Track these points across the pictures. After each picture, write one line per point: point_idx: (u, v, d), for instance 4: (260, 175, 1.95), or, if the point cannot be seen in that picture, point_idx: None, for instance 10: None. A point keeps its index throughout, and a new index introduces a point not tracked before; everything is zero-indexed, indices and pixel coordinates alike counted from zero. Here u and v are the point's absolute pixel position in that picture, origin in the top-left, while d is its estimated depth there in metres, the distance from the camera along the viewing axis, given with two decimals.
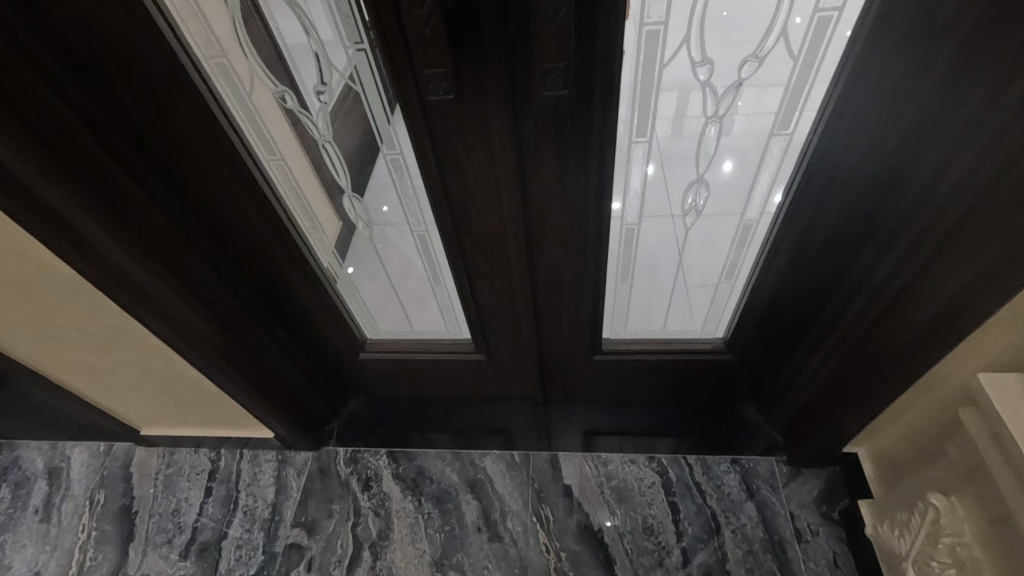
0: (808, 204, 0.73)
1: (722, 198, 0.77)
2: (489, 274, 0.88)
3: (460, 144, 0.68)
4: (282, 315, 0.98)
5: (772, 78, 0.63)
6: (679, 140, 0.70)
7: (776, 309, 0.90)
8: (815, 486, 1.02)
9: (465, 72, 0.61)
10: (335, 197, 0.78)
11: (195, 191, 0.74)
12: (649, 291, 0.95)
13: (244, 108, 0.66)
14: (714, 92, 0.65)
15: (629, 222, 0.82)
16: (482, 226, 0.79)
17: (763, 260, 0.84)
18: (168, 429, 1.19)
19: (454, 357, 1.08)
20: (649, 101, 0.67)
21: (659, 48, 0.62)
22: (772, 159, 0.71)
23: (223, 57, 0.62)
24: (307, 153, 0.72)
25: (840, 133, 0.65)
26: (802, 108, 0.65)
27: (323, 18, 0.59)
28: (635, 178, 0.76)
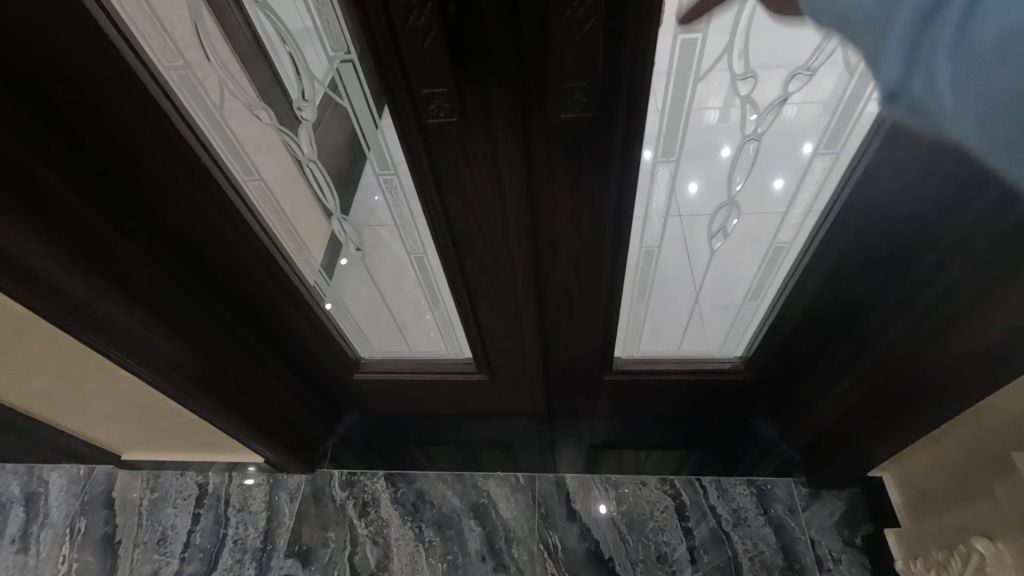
0: (845, 228, 0.68)
1: (758, 217, 0.73)
2: (493, 297, 0.81)
3: (462, 166, 0.60)
4: (269, 342, 0.91)
5: (821, 93, 0.57)
6: (708, 160, 0.67)
7: (800, 332, 0.85)
8: (835, 509, 0.97)
9: (472, 91, 0.53)
10: (321, 217, 0.72)
11: (163, 215, 0.65)
12: (664, 309, 0.90)
13: (214, 125, 0.58)
14: (754, 108, 0.60)
15: (648, 245, 0.78)
16: (487, 249, 0.72)
17: (794, 283, 0.79)
18: (151, 453, 1.12)
19: (455, 377, 1.02)
20: (680, 122, 0.62)
21: (694, 56, 0.56)
22: (813, 179, 0.67)
23: (186, 66, 0.52)
24: (285, 168, 0.65)
25: (893, 158, 0.58)
26: (854, 124, 0.59)
27: (302, 25, 0.51)
28: (657, 199, 0.71)
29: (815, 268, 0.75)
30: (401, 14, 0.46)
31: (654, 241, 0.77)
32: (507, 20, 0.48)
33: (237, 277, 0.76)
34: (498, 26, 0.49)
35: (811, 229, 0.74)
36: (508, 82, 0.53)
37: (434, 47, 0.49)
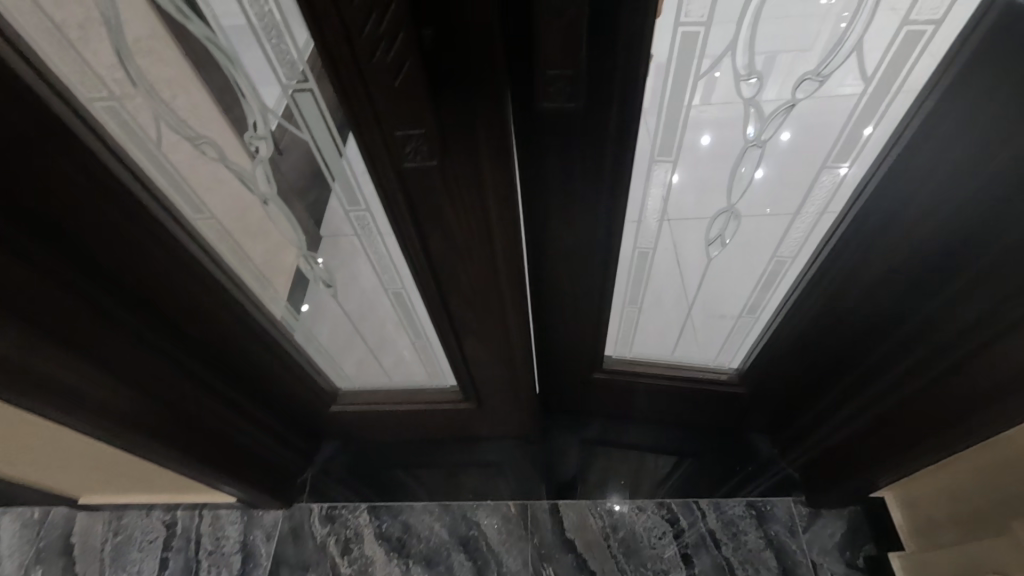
0: (852, 245, 0.65)
1: (760, 227, 0.69)
2: (479, 332, 0.75)
3: (446, 209, 0.54)
4: (243, 383, 0.83)
5: (833, 102, 0.54)
6: (707, 165, 0.63)
7: (801, 347, 0.81)
8: (837, 530, 0.94)
9: (451, 126, 0.47)
10: (285, 250, 0.65)
11: (109, 269, 0.56)
12: (656, 316, 0.86)
13: (153, 160, 0.50)
14: (760, 113, 0.56)
15: (642, 245, 0.74)
16: (471, 285, 0.66)
17: (801, 297, 0.75)
18: (111, 496, 1.04)
19: (440, 405, 0.97)
20: (678, 121, 0.59)
21: (695, 52, 0.52)
22: (821, 192, 0.63)
23: (114, 98, 0.44)
24: (242, 202, 0.57)
25: (911, 173, 0.56)
26: (870, 133, 0.56)
27: (252, 56, 0.44)
28: (653, 199, 0.67)
29: (824, 282, 0.71)
30: (367, 49, 0.39)
31: (648, 244, 0.73)
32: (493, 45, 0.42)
33: (204, 323, 0.69)
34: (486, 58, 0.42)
35: (818, 244, 0.70)
36: (490, 111, 0.46)
37: (410, 84, 0.42)
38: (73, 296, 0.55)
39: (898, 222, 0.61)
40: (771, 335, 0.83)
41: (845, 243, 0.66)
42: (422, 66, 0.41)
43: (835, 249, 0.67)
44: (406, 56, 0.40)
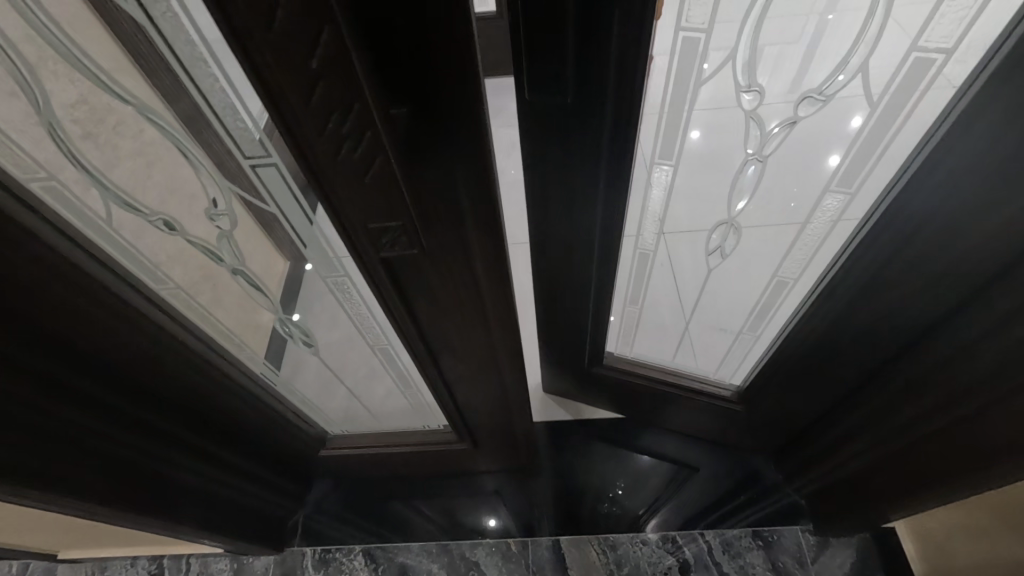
0: (857, 279, 0.64)
1: (757, 245, 0.70)
2: (471, 382, 0.71)
3: (433, 281, 0.51)
4: (230, 441, 0.79)
5: (834, 123, 0.53)
6: (709, 169, 0.65)
7: (807, 371, 0.79)
8: (846, 560, 0.92)
9: (421, 202, 0.42)
10: (258, 313, 0.62)
11: (71, 349, 0.51)
12: (655, 313, 0.91)
13: (105, 237, 0.45)
14: (760, 128, 0.56)
15: (642, 247, 0.78)
16: (461, 343, 0.61)
17: (801, 317, 0.74)
18: (92, 548, 0.99)
19: (434, 447, 0.93)
20: (679, 125, 0.60)
21: (696, 58, 0.53)
22: (823, 217, 0.62)
23: (52, 178, 0.39)
24: (209, 271, 0.53)
25: (914, 210, 0.54)
26: (876, 162, 0.55)
27: (206, 138, 0.39)
28: (654, 201, 0.70)
29: (827, 306, 0.69)
30: (333, 136, 0.35)
31: (648, 246, 0.77)
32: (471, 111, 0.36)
33: (180, 387, 0.64)
34: (466, 126, 0.37)
35: (820, 271, 0.69)
36: (475, 179, 0.41)
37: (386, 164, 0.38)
38: (28, 376, 0.50)
39: (900, 257, 0.58)
40: (775, 351, 0.82)
41: (847, 269, 0.64)
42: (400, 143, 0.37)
43: (840, 278, 0.65)
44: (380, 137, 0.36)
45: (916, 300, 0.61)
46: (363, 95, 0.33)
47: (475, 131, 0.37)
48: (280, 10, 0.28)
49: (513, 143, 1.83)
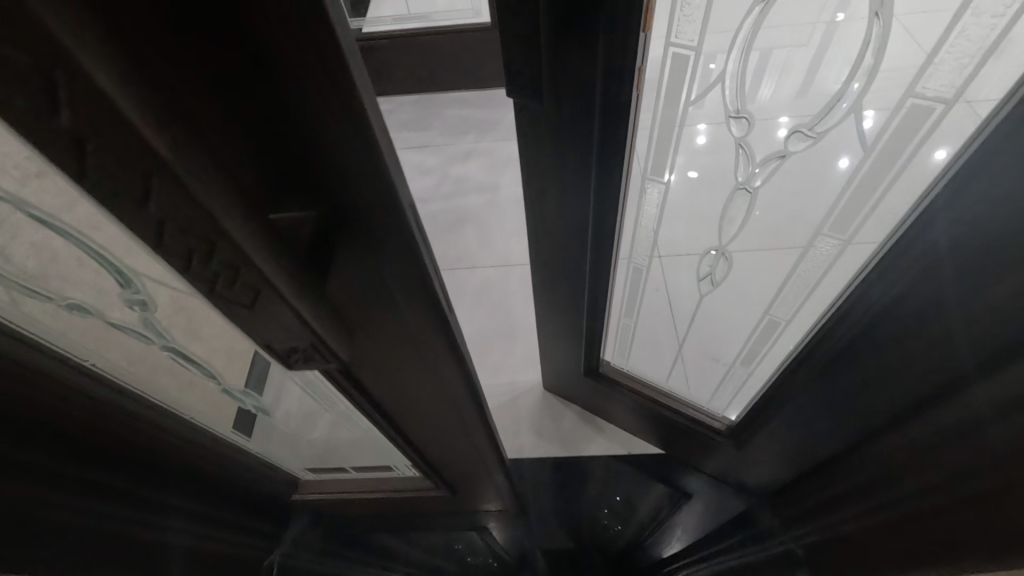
0: (849, 328, 0.62)
1: (749, 267, 0.74)
2: (439, 440, 0.66)
3: (385, 362, 0.46)
4: (206, 491, 0.76)
5: (827, 159, 0.55)
6: (706, 191, 0.69)
7: (804, 408, 0.77)
8: None
9: (359, 278, 0.36)
10: (200, 382, 0.57)
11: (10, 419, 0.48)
12: (652, 319, 0.98)
13: (20, 313, 0.42)
14: (749, 157, 0.60)
15: (636, 262, 0.86)
16: (424, 411, 0.58)
17: (794, 357, 0.74)
18: None
19: (411, 492, 0.90)
20: (670, 146, 0.64)
21: (685, 73, 0.56)
22: (818, 259, 0.63)
23: None
24: (144, 350, 0.49)
25: (906, 266, 0.52)
26: (870, 211, 0.54)
27: (104, 237, 0.33)
28: (647, 216, 0.76)
29: (824, 347, 0.67)
30: (205, 272, 0.28)
31: (642, 259, 0.84)
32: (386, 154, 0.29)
33: (138, 449, 0.60)
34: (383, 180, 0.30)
35: (811, 317, 0.69)
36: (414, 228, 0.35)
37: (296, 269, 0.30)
38: None
39: (901, 301, 0.55)
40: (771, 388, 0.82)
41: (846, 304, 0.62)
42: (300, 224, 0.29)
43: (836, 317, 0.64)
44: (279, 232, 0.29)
45: (920, 349, 0.56)
46: (230, 236, 0.26)
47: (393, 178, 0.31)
48: (89, 157, 0.21)
49: (510, 156, 1.78)
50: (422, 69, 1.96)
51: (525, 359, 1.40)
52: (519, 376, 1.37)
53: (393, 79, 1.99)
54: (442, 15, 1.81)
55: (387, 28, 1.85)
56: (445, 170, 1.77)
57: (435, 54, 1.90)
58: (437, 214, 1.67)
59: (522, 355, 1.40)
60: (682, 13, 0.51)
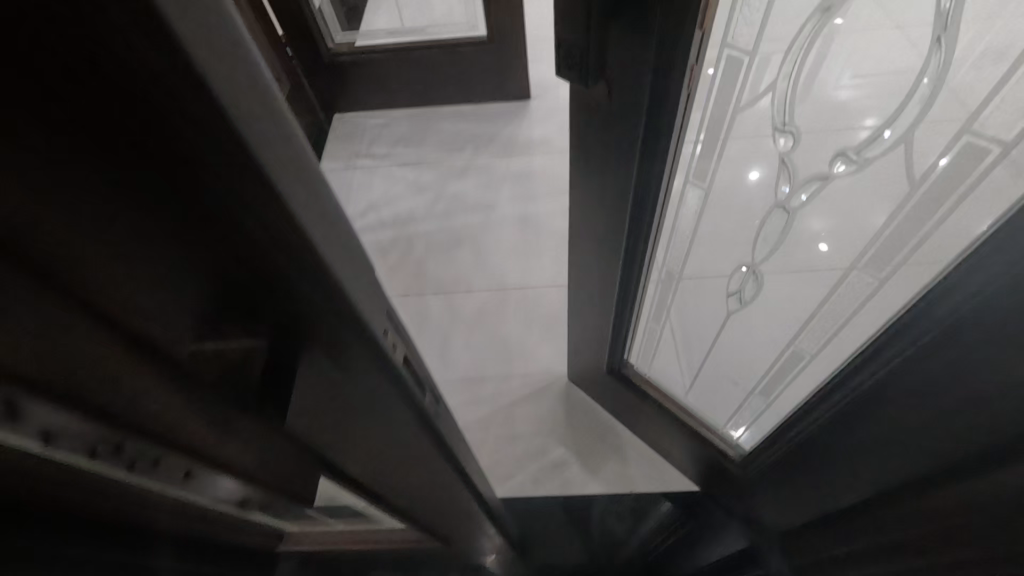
0: (875, 381, 0.59)
1: (777, 291, 0.71)
2: (426, 505, 0.61)
3: (346, 448, 0.42)
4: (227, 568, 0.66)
5: (872, 188, 0.52)
6: (742, 205, 0.68)
7: (827, 451, 0.72)
8: None
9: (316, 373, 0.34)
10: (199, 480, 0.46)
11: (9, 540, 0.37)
12: (680, 327, 0.97)
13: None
14: (790, 174, 0.59)
15: (669, 270, 0.86)
16: (404, 484, 0.53)
17: (815, 392, 0.72)
18: None
19: (402, 544, 0.85)
20: (713, 155, 0.64)
21: (740, 76, 0.55)
22: (851, 294, 0.61)
23: None
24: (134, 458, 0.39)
25: (936, 321, 0.49)
26: (909, 252, 0.52)
27: None
28: (685, 219, 0.75)
29: (841, 391, 0.64)
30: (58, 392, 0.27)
31: (675, 267, 0.84)
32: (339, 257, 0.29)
33: None
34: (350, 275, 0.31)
35: (832, 358, 0.68)
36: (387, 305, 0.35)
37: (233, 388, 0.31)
38: None
39: (934, 353, 0.51)
40: (789, 421, 0.79)
41: (878, 350, 0.57)
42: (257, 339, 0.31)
43: (863, 361, 0.60)
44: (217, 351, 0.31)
45: (955, 409, 0.52)
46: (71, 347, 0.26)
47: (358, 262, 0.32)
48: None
49: (507, 173, 1.75)
50: (419, 85, 1.90)
51: (523, 388, 1.35)
52: (517, 408, 1.32)
53: (388, 97, 1.94)
54: (436, 28, 1.79)
55: (381, 42, 1.81)
56: (441, 187, 1.73)
57: (431, 69, 1.85)
58: (433, 235, 1.62)
59: (520, 385, 1.35)
60: (741, 15, 0.51)
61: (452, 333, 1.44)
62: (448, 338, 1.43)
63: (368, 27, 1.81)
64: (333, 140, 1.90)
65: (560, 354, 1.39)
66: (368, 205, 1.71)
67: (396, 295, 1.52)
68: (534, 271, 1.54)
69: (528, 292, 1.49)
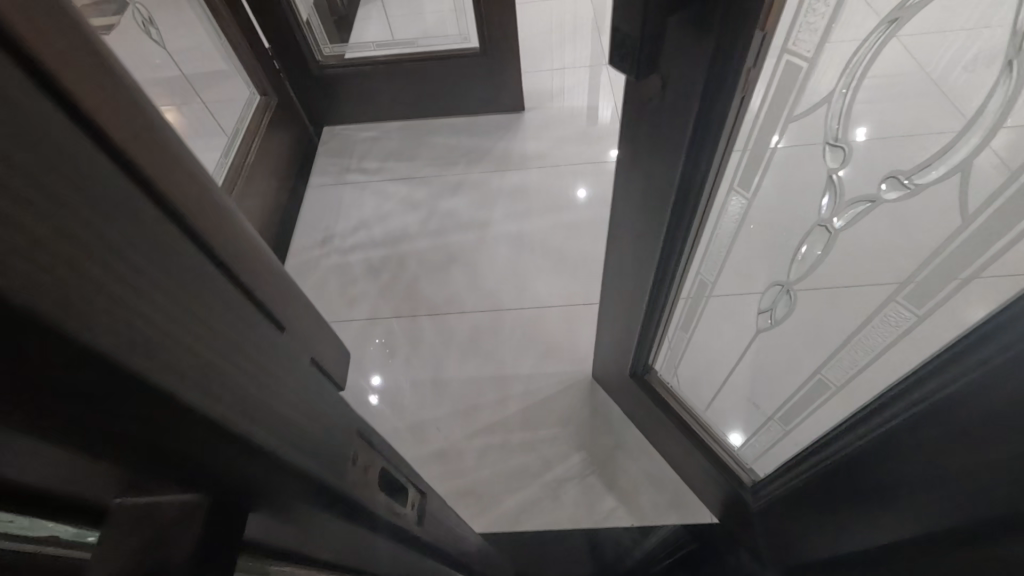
0: (906, 419, 0.55)
1: (812, 314, 0.68)
2: None
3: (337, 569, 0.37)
4: None
5: (920, 218, 0.49)
6: (782, 222, 0.65)
7: (843, 488, 0.69)
8: None
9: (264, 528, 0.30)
10: None
11: None
12: (709, 339, 0.94)
13: None
14: (838, 194, 0.55)
15: (703, 279, 0.83)
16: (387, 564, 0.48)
17: (837, 425, 0.68)
18: None
19: None
20: (758, 166, 0.61)
21: (798, 83, 0.51)
22: (886, 328, 0.57)
23: None
24: None
25: (979, 364, 0.46)
26: (952, 289, 0.49)
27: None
28: (722, 231, 0.73)
29: (873, 425, 0.61)
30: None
31: (709, 276, 0.82)
32: (208, 221, 0.27)
33: None
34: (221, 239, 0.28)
35: (861, 394, 0.64)
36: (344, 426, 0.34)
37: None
38: None
39: (967, 400, 0.48)
40: (809, 450, 0.76)
41: (911, 386, 0.54)
42: (188, 492, 0.25)
43: (893, 397, 0.57)
44: (141, 514, 0.25)
45: (973, 462, 0.49)
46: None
47: (234, 214, 0.30)
48: None
49: (501, 189, 1.71)
50: (410, 98, 1.87)
51: (519, 412, 1.31)
52: (512, 434, 1.28)
53: (379, 111, 1.90)
54: (427, 40, 1.74)
55: (370, 54, 1.77)
56: (433, 204, 1.69)
57: (422, 82, 1.82)
58: (425, 253, 1.59)
59: (515, 410, 1.31)
60: (806, 17, 0.47)
61: (446, 354, 1.40)
62: (442, 360, 1.39)
63: (358, 39, 1.77)
64: (323, 154, 1.86)
65: (558, 377, 1.35)
66: (359, 222, 1.67)
67: (388, 315, 1.48)
68: (528, 292, 1.50)
69: (523, 314, 1.45)
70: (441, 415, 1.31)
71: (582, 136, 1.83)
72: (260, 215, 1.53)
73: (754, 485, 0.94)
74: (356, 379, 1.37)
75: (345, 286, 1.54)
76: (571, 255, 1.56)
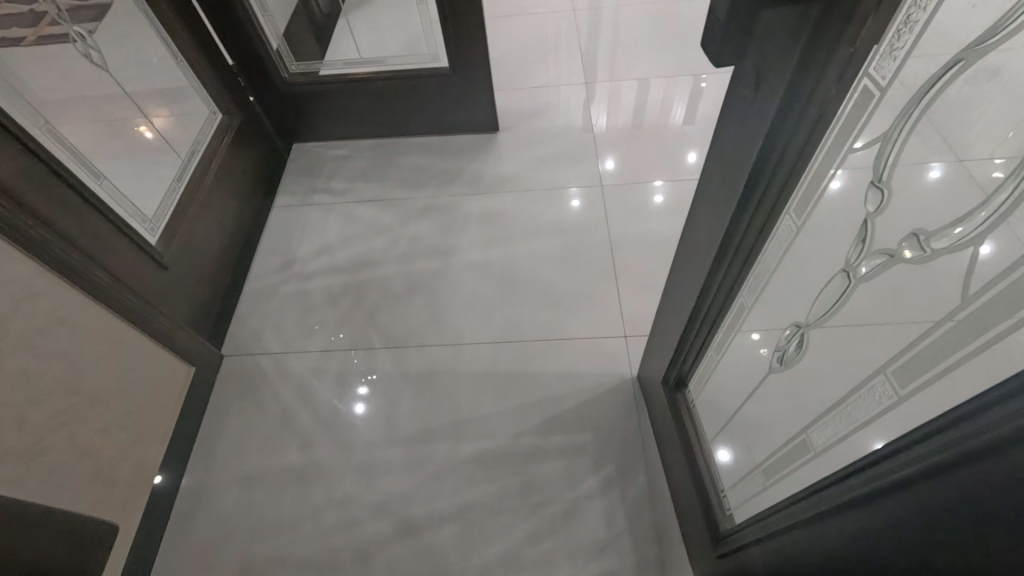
0: (864, 494, 0.51)
1: (816, 368, 0.63)
2: None
3: None
4: None
5: (929, 285, 0.45)
6: (812, 260, 0.60)
7: (812, 559, 0.63)
8: None
9: None
10: None
11: None
12: (729, 373, 0.89)
13: None
14: (864, 242, 0.52)
15: (743, 304, 0.79)
16: None
17: (807, 488, 0.63)
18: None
19: None
20: (813, 195, 0.58)
21: (863, 114, 0.49)
22: (870, 402, 0.53)
23: None
24: None
25: (945, 452, 0.41)
26: (938, 375, 0.44)
27: None
28: (767, 257, 0.69)
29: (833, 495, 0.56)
30: None
31: (746, 298, 0.78)
32: None
33: None
34: None
35: (830, 464, 0.60)
36: None
37: None
38: None
39: (936, 485, 0.42)
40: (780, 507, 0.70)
41: (877, 462, 0.49)
42: None
43: (861, 468, 0.52)
44: None
45: (937, 543, 0.44)
46: None
47: None
48: None
49: (467, 216, 1.66)
50: (382, 117, 1.82)
51: (476, 450, 1.25)
52: (464, 474, 1.22)
53: (352, 127, 1.85)
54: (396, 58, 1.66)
55: (338, 72, 1.70)
56: (398, 230, 1.63)
57: (390, 96, 1.75)
58: (389, 281, 1.53)
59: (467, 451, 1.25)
60: (890, 43, 0.44)
61: (404, 387, 1.35)
62: (398, 396, 1.33)
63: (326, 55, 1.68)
64: (290, 173, 1.81)
65: (522, 414, 1.29)
66: (323, 246, 1.61)
67: (344, 347, 1.42)
68: (492, 324, 1.44)
69: (485, 349, 1.39)
70: (394, 452, 1.25)
71: (556, 159, 1.78)
72: (218, 235, 1.47)
73: (729, 534, 0.89)
74: (310, 413, 1.31)
75: (305, 313, 1.48)
76: (539, 285, 1.50)
